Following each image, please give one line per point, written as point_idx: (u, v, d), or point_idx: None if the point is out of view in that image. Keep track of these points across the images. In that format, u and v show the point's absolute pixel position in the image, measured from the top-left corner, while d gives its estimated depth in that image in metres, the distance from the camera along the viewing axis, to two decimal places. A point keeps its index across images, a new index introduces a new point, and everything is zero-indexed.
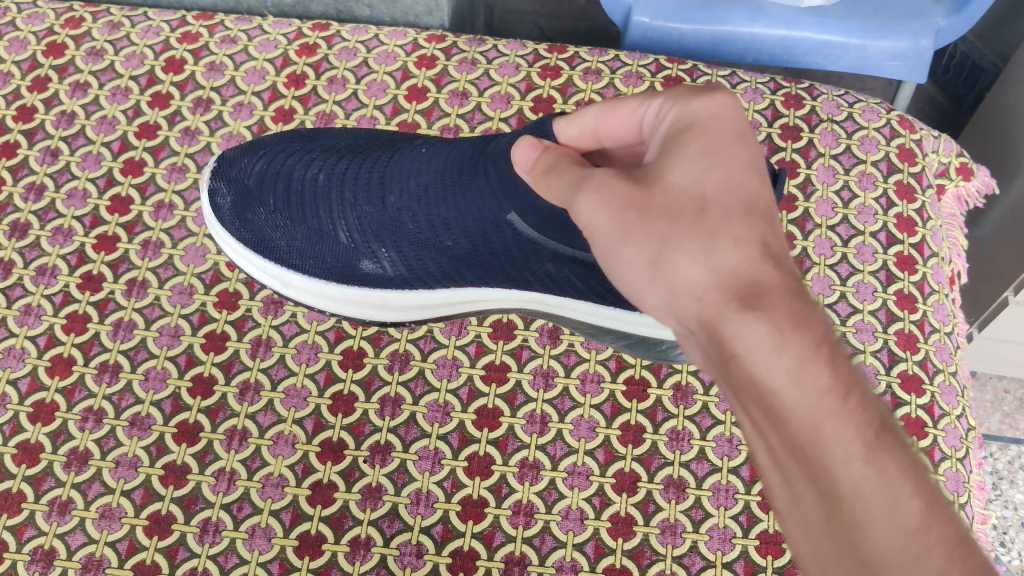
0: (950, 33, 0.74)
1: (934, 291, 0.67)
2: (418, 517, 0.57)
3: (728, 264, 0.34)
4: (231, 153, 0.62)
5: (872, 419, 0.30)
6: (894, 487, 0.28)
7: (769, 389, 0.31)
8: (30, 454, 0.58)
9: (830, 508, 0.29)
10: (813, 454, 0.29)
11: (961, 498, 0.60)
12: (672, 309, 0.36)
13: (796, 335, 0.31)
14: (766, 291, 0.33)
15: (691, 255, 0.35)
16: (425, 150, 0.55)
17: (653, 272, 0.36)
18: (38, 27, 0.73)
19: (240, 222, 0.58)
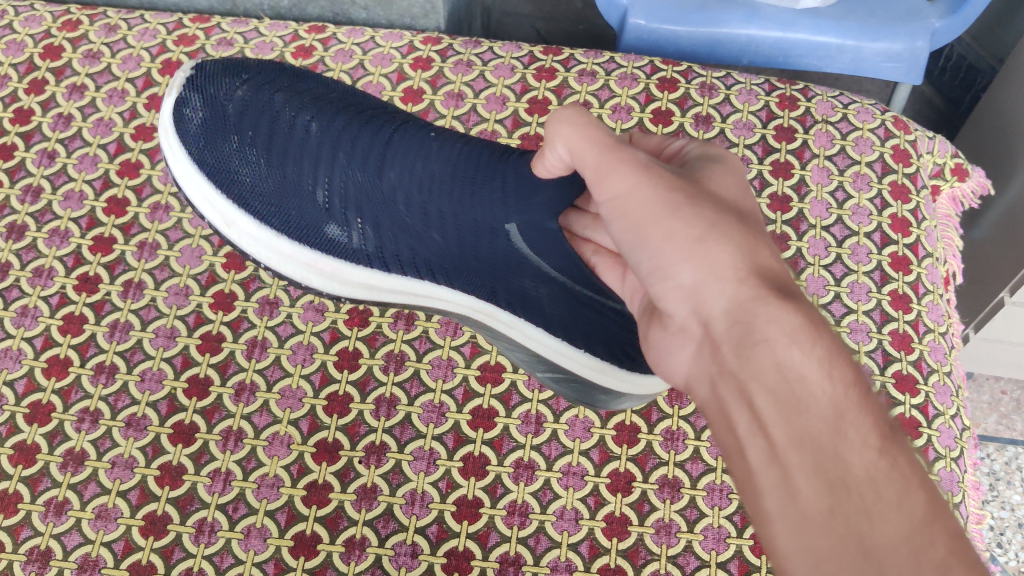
0: (945, 35, 0.74)
1: (929, 291, 0.67)
2: (413, 517, 0.57)
3: (764, 267, 0.36)
4: (211, 68, 0.61)
5: (882, 423, 0.31)
6: (909, 484, 0.29)
7: (798, 374, 0.32)
8: (26, 454, 0.58)
9: (835, 494, 0.29)
10: (832, 440, 0.30)
11: (956, 498, 0.60)
12: (693, 290, 0.37)
13: (826, 337, 0.33)
14: (796, 297, 0.35)
15: (732, 245, 0.37)
16: (435, 135, 0.56)
17: (689, 245, 0.37)
18: (35, 29, 0.74)
19: (207, 144, 0.58)
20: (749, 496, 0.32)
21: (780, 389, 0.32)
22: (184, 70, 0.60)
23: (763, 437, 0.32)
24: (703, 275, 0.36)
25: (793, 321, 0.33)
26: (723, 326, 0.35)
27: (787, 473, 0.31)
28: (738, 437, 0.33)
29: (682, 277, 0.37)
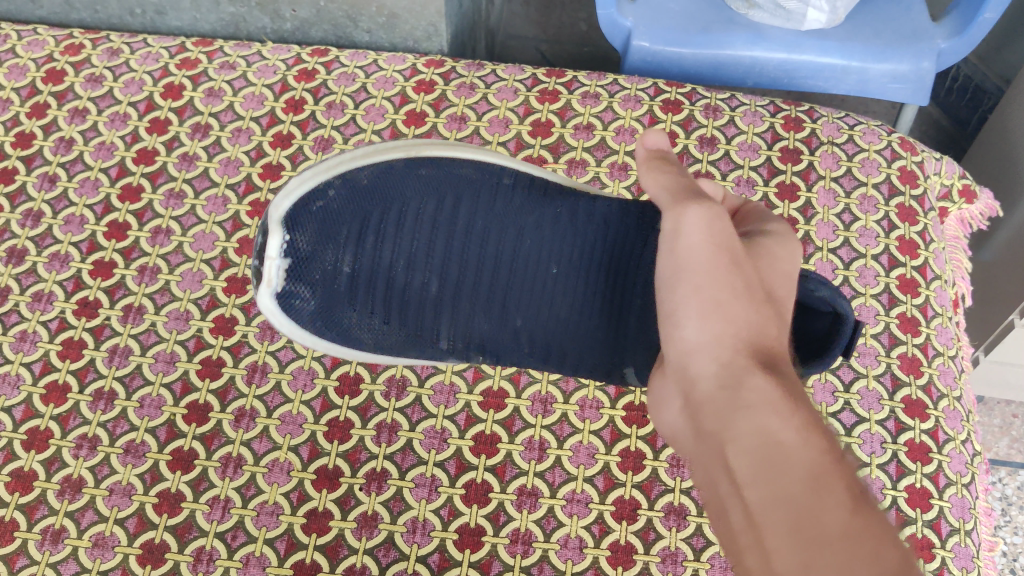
0: (952, 55, 0.73)
1: (937, 314, 0.66)
2: (414, 545, 0.57)
3: (769, 344, 0.37)
4: (299, 240, 0.51)
5: (860, 490, 0.32)
6: (878, 545, 0.29)
7: (778, 438, 0.33)
8: (24, 482, 0.57)
9: (804, 548, 0.29)
10: (806, 495, 0.31)
11: (968, 525, 0.59)
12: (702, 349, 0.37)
13: (806, 410, 0.34)
14: (787, 372, 0.36)
15: (741, 318, 0.37)
16: (556, 269, 0.53)
17: (705, 304, 0.38)
18: (38, 54, 0.74)
19: (325, 322, 0.53)
20: (728, 548, 0.33)
21: (764, 447, 0.33)
22: (270, 259, 0.51)
23: (740, 494, 0.32)
24: (709, 340, 0.37)
25: (784, 399, 0.34)
26: (714, 389, 0.36)
27: (760, 533, 0.31)
28: (718, 488, 0.34)
29: (687, 334, 0.38)
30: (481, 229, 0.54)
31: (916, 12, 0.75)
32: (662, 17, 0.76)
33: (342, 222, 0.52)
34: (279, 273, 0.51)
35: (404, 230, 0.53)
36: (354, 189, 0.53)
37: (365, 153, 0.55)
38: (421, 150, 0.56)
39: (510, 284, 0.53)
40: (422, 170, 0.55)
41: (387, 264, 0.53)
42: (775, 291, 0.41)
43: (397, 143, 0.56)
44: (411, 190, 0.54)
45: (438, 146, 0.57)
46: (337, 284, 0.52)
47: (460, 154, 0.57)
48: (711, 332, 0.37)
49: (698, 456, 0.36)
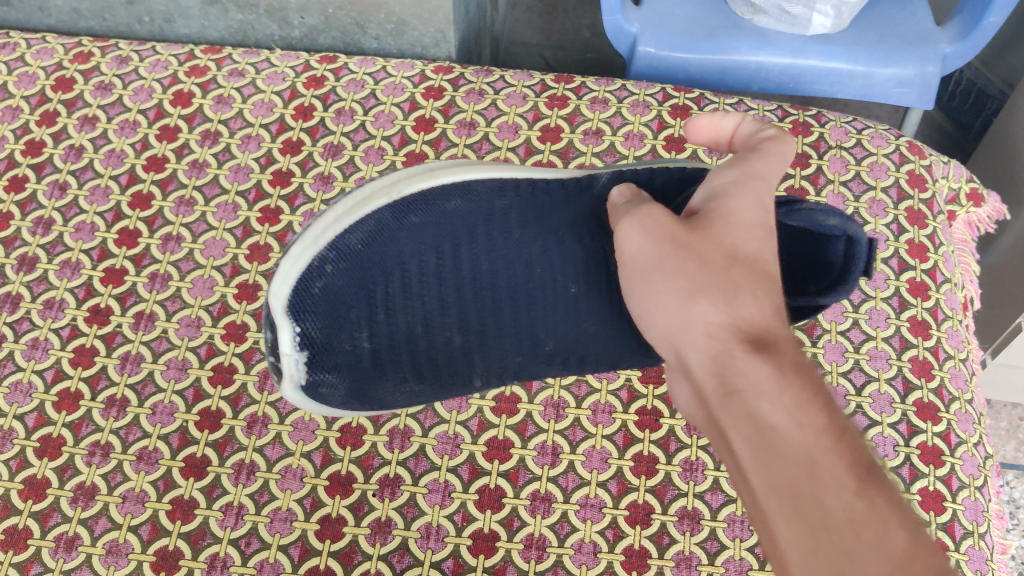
0: (957, 59, 0.74)
1: (947, 317, 0.66)
2: (428, 551, 0.57)
3: (746, 316, 0.37)
4: (316, 332, 0.50)
5: (862, 461, 0.32)
6: (883, 527, 0.30)
7: (769, 423, 0.33)
8: (37, 489, 0.57)
9: (811, 537, 0.30)
10: (806, 476, 0.31)
11: (981, 528, 0.59)
12: (676, 337, 0.38)
13: (794, 380, 0.34)
14: (769, 342, 0.36)
15: (712, 297, 0.37)
16: (573, 288, 0.52)
17: (677, 295, 0.38)
18: (47, 62, 0.74)
19: (359, 398, 0.53)
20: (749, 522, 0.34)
21: (758, 434, 0.33)
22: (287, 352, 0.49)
23: (745, 479, 0.33)
24: (679, 326, 0.38)
25: (777, 378, 0.34)
26: (703, 375, 0.36)
27: (768, 518, 0.32)
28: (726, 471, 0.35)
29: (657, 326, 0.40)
30: (491, 260, 0.52)
31: (920, 17, 0.75)
32: (667, 22, 0.75)
33: (360, 301, 0.51)
34: (298, 367, 0.49)
35: (420, 291, 0.51)
36: (355, 253, 0.50)
37: (347, 206, 0.51)
38: (416, 180, 0.52)
39: (533, 312, 0.53)
40: (419, 206, 0.52)
41: (404, 331, 0.52)
42: (743, 249, 0.40)
43: (370, 187, 0.52)
44: (416, 230, 0.52)
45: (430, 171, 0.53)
46: (353, 361, 0.51)
47: (455, 177, 0.53)
48: (684, 317, 0.38)
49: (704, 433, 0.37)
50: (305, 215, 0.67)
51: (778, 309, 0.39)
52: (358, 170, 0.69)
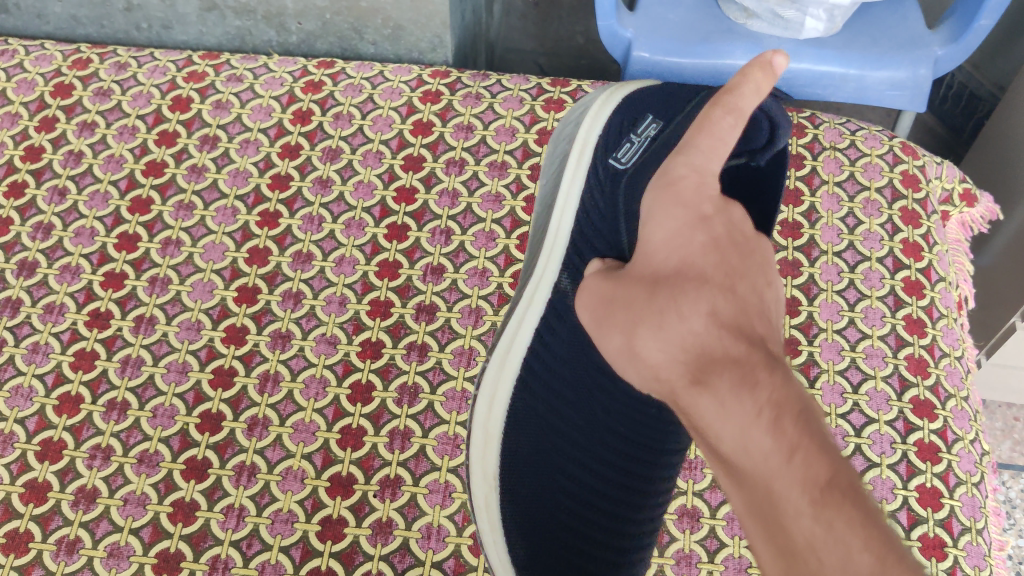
0: (949, 62, 0.74)
1: (943, 315, 0.66)
2: (429, 551, 0.57)
3: (692, 346, 0.41)
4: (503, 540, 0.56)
5: (816, 473, 0.33)
6: (842, 541, 0.31)
7: (726, 453, 0.37)
8: (38, 492, 0.57)
9: (784, 558, 0.33)
10: (761, 489, 0.35)
11: (979, 524, 0.60)
12: (653, 383, 0.45)
13: (742, 406, 0.36)
14: (717, 368, 0.39)
15: (666, 344, 0.43)
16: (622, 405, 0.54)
17: (643, 358, 0.44)
18: (46, 68, 0.74)
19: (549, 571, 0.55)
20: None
21: (727, 465, 0.37)
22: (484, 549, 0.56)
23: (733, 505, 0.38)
24: (657, 379, 0.43)
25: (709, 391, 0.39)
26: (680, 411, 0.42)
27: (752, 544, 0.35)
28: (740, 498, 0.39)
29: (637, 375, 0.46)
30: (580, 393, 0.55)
31: (912, 21, 0.76)
32: (662, 28, 0.76)
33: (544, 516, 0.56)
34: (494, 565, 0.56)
35: (578, 494, 0.55)
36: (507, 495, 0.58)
37: (486, 491, 0.58)
38: (493, 409, 0.59)
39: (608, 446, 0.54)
40: (512, 433, 0.58)
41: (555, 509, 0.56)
42: (692, 279, 0.44)
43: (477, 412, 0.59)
44: (525, 440, 0.58)
45: (491, 390, 0.59)
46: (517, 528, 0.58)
47: (510, 371, 0.59)
48: (651, 368, 0.44)
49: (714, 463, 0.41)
50: (303, 218, 0.68)
51: (734, 317, 0.42)
52: (356, 173, 0.70)
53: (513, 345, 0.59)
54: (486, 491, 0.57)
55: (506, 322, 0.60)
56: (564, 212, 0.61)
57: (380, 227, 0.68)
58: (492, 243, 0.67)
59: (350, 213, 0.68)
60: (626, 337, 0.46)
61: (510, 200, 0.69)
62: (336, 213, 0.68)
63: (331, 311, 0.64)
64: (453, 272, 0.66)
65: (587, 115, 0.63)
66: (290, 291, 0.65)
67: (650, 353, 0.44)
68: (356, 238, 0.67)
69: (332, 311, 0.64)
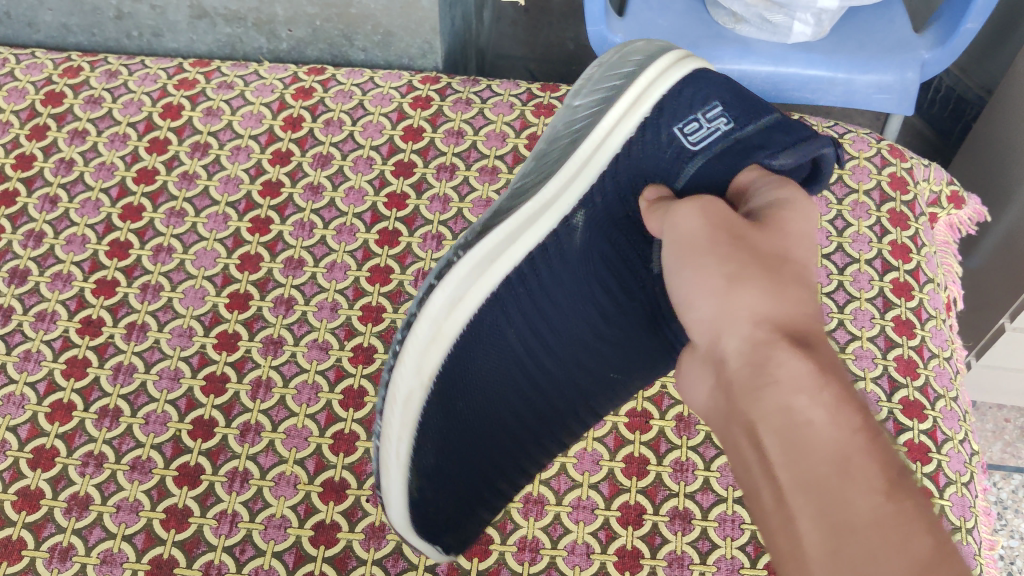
0: (936, 65, 0.75)
1: (931, 316, 0.67)
2: (422, 555, 0.57)
3: (784, 316, 0.37)
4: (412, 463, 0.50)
5: (894, 467, 0.31)
6: (908, 532, 0.29)
7: (804, 415, 0.33)
8: (30, 500, 0.57)
9: (833, 539, 0.30)
10: (832, 471, 0.31)
11: (968, 523, 0.60)
12: (715, 328, 0.38)
13: (835, 383, 0.34)
14: (816, 350, 0.35)
15: (758, 289, 0.38)
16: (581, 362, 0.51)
17: (720, 285, 0.39)
18: (36, 77, 0.74)
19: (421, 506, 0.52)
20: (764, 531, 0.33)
21: (787, 431, 0.33)
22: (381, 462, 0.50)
23: (768, 472, 0.33)
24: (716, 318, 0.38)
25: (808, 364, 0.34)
26: (737, 364, 0.36)
27: (791, 513, 0.31)
28: (748, 480, 0.34)
29: (702, 309, 0.39)
30: (568, 343, 0.50)
31: (899, 24, 0.76)
32: (651, 32, 0.76)
33: (462, 441, 0.51)
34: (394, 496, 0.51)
35: (508, 432, 0.52)
36: (431, 409, 0.49)
37: (415, 386, 0.48)
38: (453, 312, 0.48)
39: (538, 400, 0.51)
40: (464, 348, 0.48)
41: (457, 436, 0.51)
42: (789, 260, 0.40)
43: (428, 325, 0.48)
44: (485, 363, 0.49)
45: (461, 290, 0.48)
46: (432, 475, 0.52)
47: (490, 282, 0.48)
48: (726, 307, 0.38)
49: (727, 434, 0.36)
50: (294, 225, 0.68)
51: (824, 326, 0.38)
52: (347, 179, 0.70)
53: (504, 258, 0.48)
54: (415, 390, 0.48)
55: (492, 233, 0.49)
56: (599, 149, 0.51)
57: (371, 232, 0.68)
58: None
59: (341, 219, 0.68)
60: (720, 265, 0.39)
61: None
62: (327, 219, 0.68)
63: (323, 316, 0.64)
64: None
65: (658, 64, 0.52)
66: (281, 297, 0.65)
67: (728, 291, 0.38)
68: (347, 244, 0.67)
69: (323, 317, 0.64)
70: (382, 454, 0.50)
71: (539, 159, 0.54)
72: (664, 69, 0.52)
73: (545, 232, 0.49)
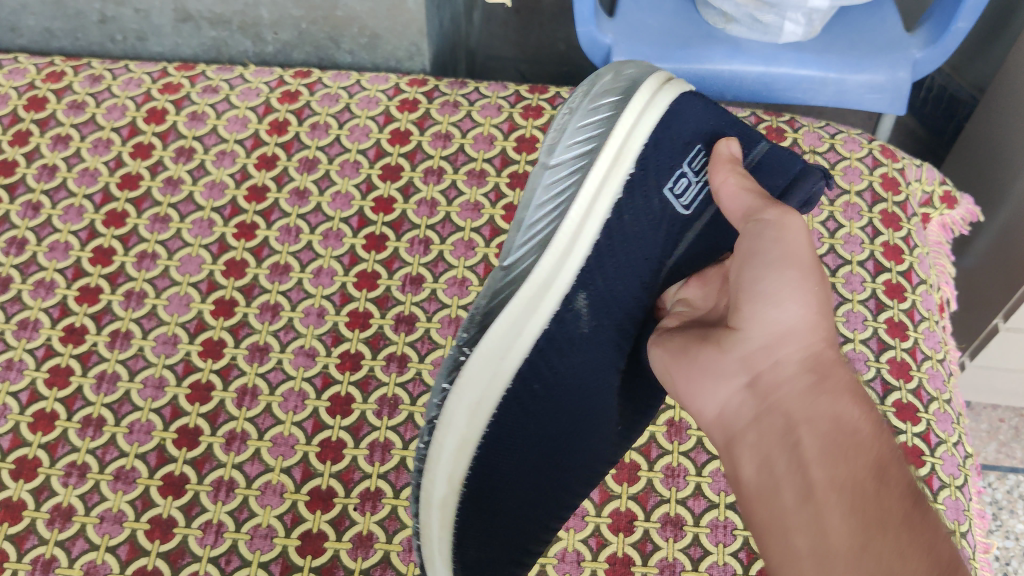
0: (928, 63, 0.74)
1: (925, 318, 0.66)
2: (411, 564, 0.56)
3: (836, 350, 0.43)
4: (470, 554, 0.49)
5: (913, 486, 0.38)
6: (934, 535, 0.35)
7: (854, 430, 0.39)
8: (12, 512, 0.56)
9: (863, 530, 0.35)
10: (875, 482, 0.37)
11: (963, 527, 0.59)
12: (794, 334, 0.43)
13: (872, 412, 0.40)
14: (860, 385, 0.42)
15: (828, 324, 0.43)
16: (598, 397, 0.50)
17: (814, 304, 0.43)
18: (19, 82, 0.74)
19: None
20: (775, 525, 0.38)
21: (837, 437, 0.38)
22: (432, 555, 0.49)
23: (802, 467, 0.38)
24: (803, 328, 0.43)
25: (860, 398, 0.41)
26: (792, 372, 0.42)
27: (818, 501, 0.37)
28: (772, 475, 0.39)
29: (785, 313, 0.43)
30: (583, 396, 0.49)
31: (890, 24, 0.75)
32: (641, 34, 0.76)
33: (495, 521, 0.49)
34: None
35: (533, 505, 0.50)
36: (469, 506, 0.48)
37: (445, 493, 0.47)
38: (475, 420, 0.45)
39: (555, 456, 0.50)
40: (489, 452, 0.46)
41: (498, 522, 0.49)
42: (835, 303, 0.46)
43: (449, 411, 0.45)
44: (521, 444, 0.47)
45: (476, 392, 0.45)
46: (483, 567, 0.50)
47: (503, 380, 0.45)
48: (810, 325, 0.43)
49: (758, 433, 0.41)
50: (280, 229, 0.67)
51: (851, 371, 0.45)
52: (333, 183, 0.69)
53: (511, 349, 0.45)
54: (448, 497, 0.47)
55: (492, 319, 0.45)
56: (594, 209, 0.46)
57: (358, 237, 0.67)
58: (471, 252, 0.67)
59: (328, 224, 0.67)
60: (816, 294, 0.43)
61: (489, 209, 0.69)
62: (313, 224, 0.67)
63: (310, 322, 0.64)
64: (432, 282, 0.66)
65: (632, 108, 0.47)
66: (267, 303, 0.64)
67: (805, 310, 0.43)
68: (334, 248, 0.67)
69: (310, 323, 0.64)
70: (422, 544, 0.49)
71: (536, 228, 0.46)
72: (642, 110, 0.47)
73: (547, 319, 0.45)
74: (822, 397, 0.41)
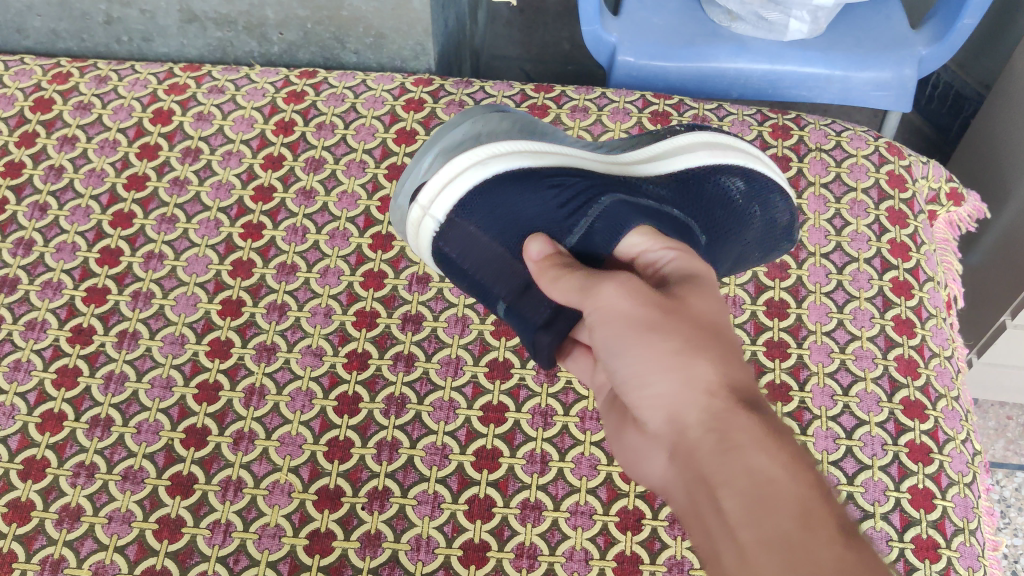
0: (933, 61, 0.74)
1: (932, 315, 0.66)
2: (419, 563, 0.56)
3: (739, 378, 0.39)
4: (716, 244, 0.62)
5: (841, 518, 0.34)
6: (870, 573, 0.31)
7: (767, 476, 0.34)
8: (21, 512, 0.57)
9: None
10: (799, 535, 0.32)
11: (972, 525, 0.59)
12: (682, 396, 0.38)
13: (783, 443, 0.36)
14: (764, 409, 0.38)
15: (710, 355, 0.39)
16: None
17: (675, 358, 0.39)
18: (25, 83, 0.74)
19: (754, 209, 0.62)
20: None
21: (751, 493, 0.34)
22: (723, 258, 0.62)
23: (732, 534, 0.34)
24: (679, 388, 0.38)
25: (766, 435, 0.36)
26: (699, 433, 0.37)
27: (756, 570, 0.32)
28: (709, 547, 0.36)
29: (657, 385, 0.39)
30: None
31: (895, 21, 0.75)
32: (646, 32, 0.76)
33: None
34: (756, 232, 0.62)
35: None
36: None
37: None
38: None
39: None
40: None
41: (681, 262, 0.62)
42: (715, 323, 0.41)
43: None
44: None
45: None
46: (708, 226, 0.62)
47: None
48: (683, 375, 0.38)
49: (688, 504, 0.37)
50: (287, 229, 0.67)
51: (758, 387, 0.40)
52: (340, 183, 0.69)
53: None
54: None
55: None
56: None
57: (365, 236, 0.67)
58: None
59: (334, 224, 0.68)
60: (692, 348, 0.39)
61: None
62: (320, 224, 0.67)
63: (317, 322, 0.64)
64: (438, 281, 0.66)
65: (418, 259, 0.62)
66: (274, 303, 0.64)
67: (673, 374, 0.39)
68: (340, 248, 0.67)
69: (317, 322, 0.64)
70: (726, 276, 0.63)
71: None
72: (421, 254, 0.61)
73: None
74: (730, 453, 0.36)
